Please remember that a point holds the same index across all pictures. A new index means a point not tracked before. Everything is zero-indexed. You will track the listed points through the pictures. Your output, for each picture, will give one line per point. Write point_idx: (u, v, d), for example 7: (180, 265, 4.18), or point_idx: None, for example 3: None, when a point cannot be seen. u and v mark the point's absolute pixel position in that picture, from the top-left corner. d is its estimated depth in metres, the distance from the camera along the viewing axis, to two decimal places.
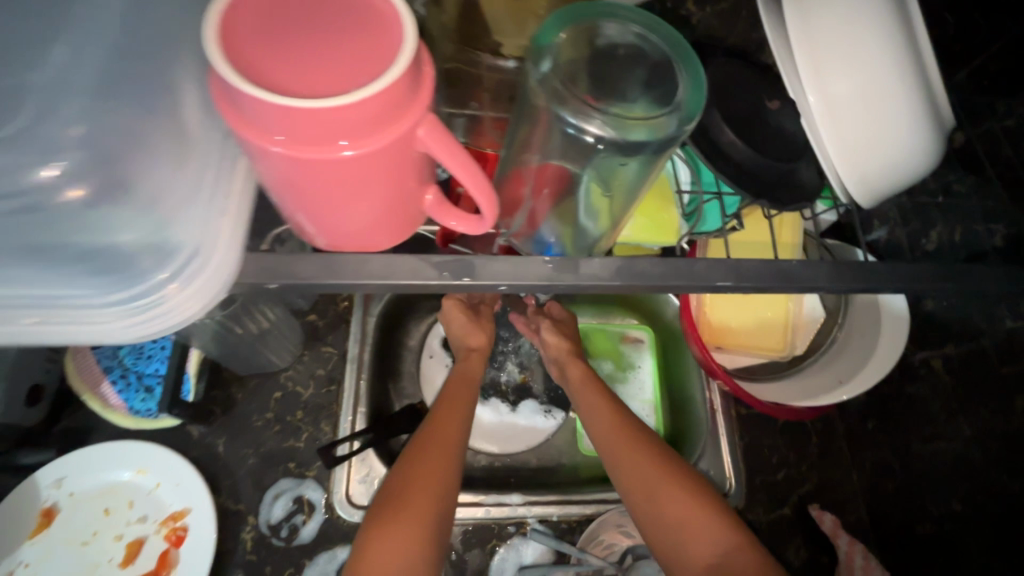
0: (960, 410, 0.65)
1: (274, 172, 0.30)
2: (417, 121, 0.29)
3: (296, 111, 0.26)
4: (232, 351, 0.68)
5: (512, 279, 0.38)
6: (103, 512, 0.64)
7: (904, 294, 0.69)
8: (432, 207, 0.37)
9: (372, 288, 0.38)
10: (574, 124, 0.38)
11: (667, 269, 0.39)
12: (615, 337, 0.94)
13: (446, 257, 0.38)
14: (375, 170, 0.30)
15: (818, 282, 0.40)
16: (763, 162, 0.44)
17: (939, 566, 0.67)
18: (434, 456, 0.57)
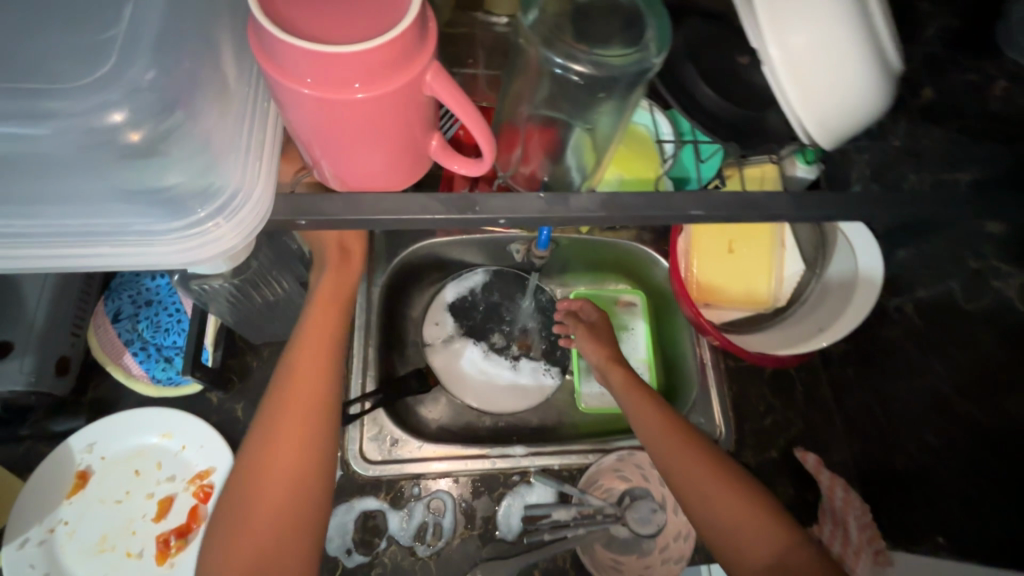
0: (930, 347, 0.70)
1: (301, 116, 0.34)
2: (424, 68, 0.33)
3: (322, 56, 0.30)
4: (247, 317, 0.74)
5: (511, 213, 0.41)
6: (134, 473, 0.69)
7: (860, 221, 0.75)
8: (437, 153, 0.40)
9: (385, 225, 0.41)
10: (561, 64, 0.43)
11: (645, 200, 0.43)
12: (609, 301, 0.98)
13: (451, 194, 0.41)
14: (388, 114, 0.34)
15: (787, 213, 0.44)
16: (736, 111, 0.48)
17: (914, 493, 0.72)
18: (279, 463, 0.55)
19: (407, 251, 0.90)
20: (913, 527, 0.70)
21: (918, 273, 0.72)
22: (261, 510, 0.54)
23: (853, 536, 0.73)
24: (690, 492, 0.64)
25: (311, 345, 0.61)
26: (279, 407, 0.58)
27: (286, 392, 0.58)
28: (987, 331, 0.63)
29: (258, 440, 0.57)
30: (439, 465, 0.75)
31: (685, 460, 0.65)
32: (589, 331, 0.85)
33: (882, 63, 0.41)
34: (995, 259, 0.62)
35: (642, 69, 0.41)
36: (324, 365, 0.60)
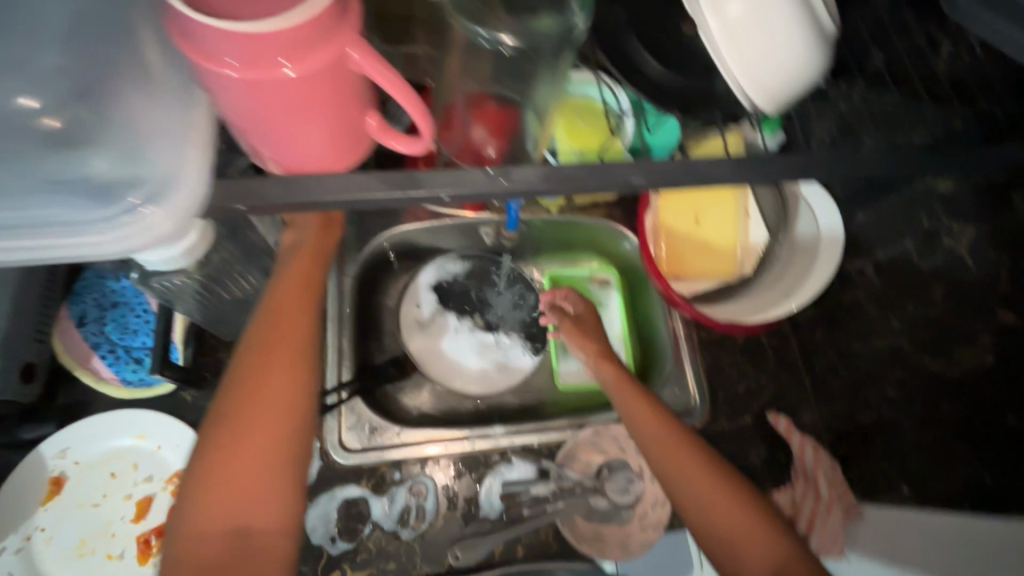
0: (891, 307, 0.73)
1: (230, 99, 0.34)
2: (348, 45, 0.33)
3: (240, 36, 0.30)
4: (217, 311, 0.74)
5: (454, 188, 0.42)
6: (109, 476, 0.68)
7: (815, 182, 0.77)
8: (375, 132, 0.41)
9: (332, 206, 0.41)
10: (487, 35, 0.43)
11: (588, 170, 0.43)
12: (583, 280, 0.99)
13: (390, 172, 0.41)
14: (319, 91, 0.34)
15: (731, 176, 0.46)
16: (682, 82, 0.48)
17: (879, 446, 0.75)
18: (251, 443, 0.53)
19: (379, 237, 0.89)
20: (877, 478, 0.73)
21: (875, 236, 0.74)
22: (237, 472, 0.52)
23: (823, 493, 0.75)
24: (684, 495, 0.61)
25: (287, 320, 0.58)
26: (251, 381, 0.55)
27: (258, 364, 0.55)
28: (939, 286, 0.68)
29: (237, 398, 0.54)
30: (432, 449, 0.76)
31: (681, 463, 0.63)
32: (577, 326, 0.84)
33: (815, 27, 0.41)
34: (944, 218, 0.68)
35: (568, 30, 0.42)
36: (303, 337, 0.57)
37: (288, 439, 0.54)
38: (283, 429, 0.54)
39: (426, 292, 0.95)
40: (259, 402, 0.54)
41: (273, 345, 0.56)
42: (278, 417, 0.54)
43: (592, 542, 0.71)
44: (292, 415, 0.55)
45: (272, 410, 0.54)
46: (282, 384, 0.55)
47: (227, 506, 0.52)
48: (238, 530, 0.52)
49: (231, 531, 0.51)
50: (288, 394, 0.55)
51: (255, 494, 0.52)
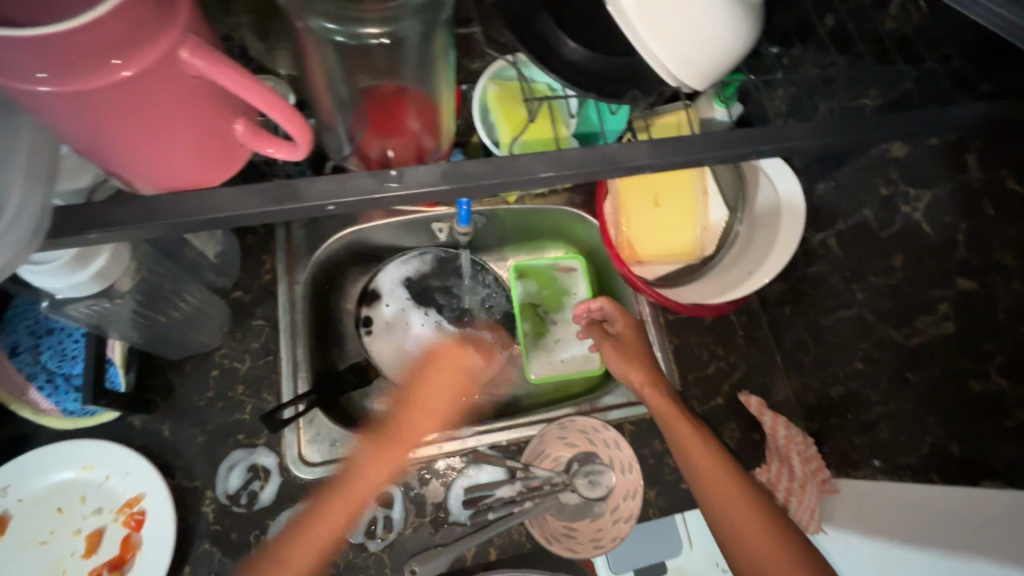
0: (853, 279, 0.71)
1: (60, 116, 0.31)
2: (177, 41, 0.30)
3: (43, 39, 0.26)
4: (156, 334, 0.70)
5: (338, 197, 0.38)
6: (56, 511, 0.66)
7: (777, 157, 0.73)
8: (245, 137, 0.37)
9: (217, 224, 0.37)
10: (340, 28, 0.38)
11: (489, 168, 0.37)
12: (549, 267, 0.95)
13: (266, 184, 0.37)
14: (159, 94, 0.31)
15: (649, 164, 0.38)
16: (605, 61, 0.43)
17: (849, 419, 0.74)
18: (302, 551, 0.67)
19: (329, 240, 0.85)
20: (854, 454, 0.73)
21: (835, 206, 0.72)
22: (291, 556, 0.67)
23: (797, 470, 0.76)
24: (728, 532, 0.63)
25: (358, 486, 0.71)
26: (326, 492, 0.71)
27: (338, 480, 0.72)
28: (899, 254, 0.64)
29: (310, 513, 0.69)
30: (408, 454, 0.74)
31: (722, 496, 0.64)
32: (616, 344, 0.79)
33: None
34: (901, 184, 0.63)
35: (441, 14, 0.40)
36: (373, 485, 0.71)
37: (327, 544, 0.68)
38: (330, 539, 0.68)
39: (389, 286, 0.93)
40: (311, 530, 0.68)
41: (338, 497, 0.70)
42: (319, 544, 0.67)
43: (564, 539, 0.69)
44: (330, 541, 0.68)
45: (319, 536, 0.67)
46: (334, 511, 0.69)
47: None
48: None
49: None
50: (330, 536, 0.68)
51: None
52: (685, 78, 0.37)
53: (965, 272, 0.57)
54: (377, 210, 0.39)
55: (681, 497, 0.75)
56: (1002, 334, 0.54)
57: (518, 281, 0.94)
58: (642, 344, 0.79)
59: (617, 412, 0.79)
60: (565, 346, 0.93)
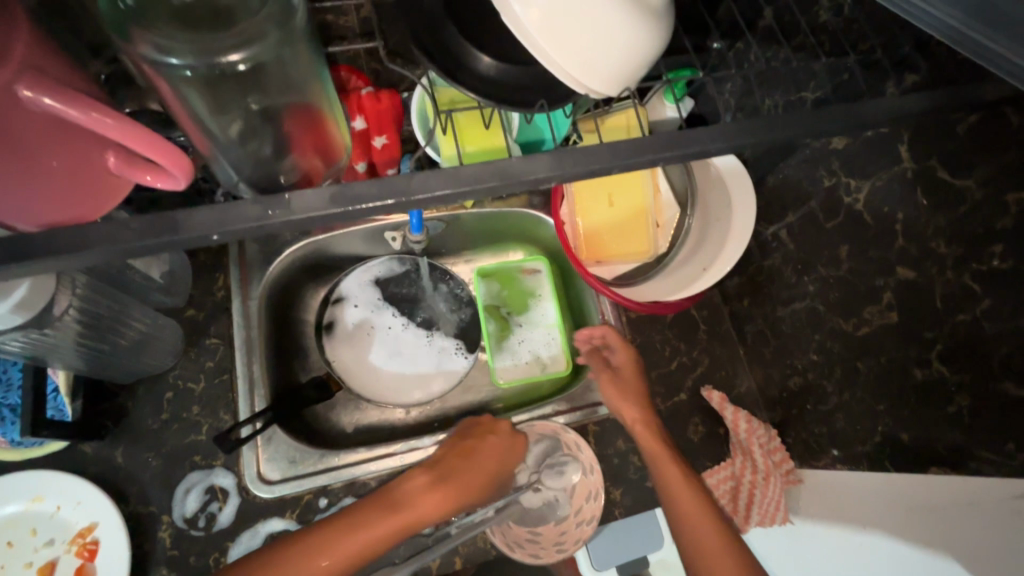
0: (804, 270, 0.71)
1: None
2: (12, 78, 0.29)
3: None
4: (103, 361, 0.69)
5: (223, 227, 0.34)
6: (6, 545, 0.65)
7: (733, 154, 0.72)
8: (121, 167, 0.35)
9: (90, 261, 0.34)
10: (183, 63, 0.35)
11: (384, 187, 0.35)
12: (514, 269, 0.95)
13: (142, 216, 0.34)
14: (6, 131, 0.30)
15: (549, 178, 0.36)
16: (512, 70, 0.40)
17: (808, 410, 0.74)
18: None
19: (283, 255, 0.83)
20: (815, 444, 0.73)
21: (784, 198, 0.72)
22: None
23: (760, 463, 0.77)
24: (693, 556, 0.61)
25: (409, 508, 0.59)
26: (354, 521, 0.56)
27: (375, 507, 0.58)
28: (844, 245, 0.64)
29: (329, 532, 0.55)
30: (371, 467, 0.74)
31: (693, 522, 0.63)
32: (614, 379, 0.76)
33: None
34: (842, 174, 0.63)
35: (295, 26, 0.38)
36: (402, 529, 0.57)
37: None
38: None
39: (350, 296, 0.91)
40: (303, 548, 0.53)
41: (348, 529, 0.55)
42: None
43: (528, 545, 0.70)
44: None
45: None
46: (350, 537, 0.54)
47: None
48: None
49: None
50: None
51: None
52: (594, 87, 0.38)
53: (904, 262, 0.57)
54: (272, 237, 0.36)
55: (647, 496, 0.74)
56: (940, 323, 0.54)
57: (481, 280, 0.93)
58: (641, 380, 0.76)
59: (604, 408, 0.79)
60: (529, 348, 0.92)
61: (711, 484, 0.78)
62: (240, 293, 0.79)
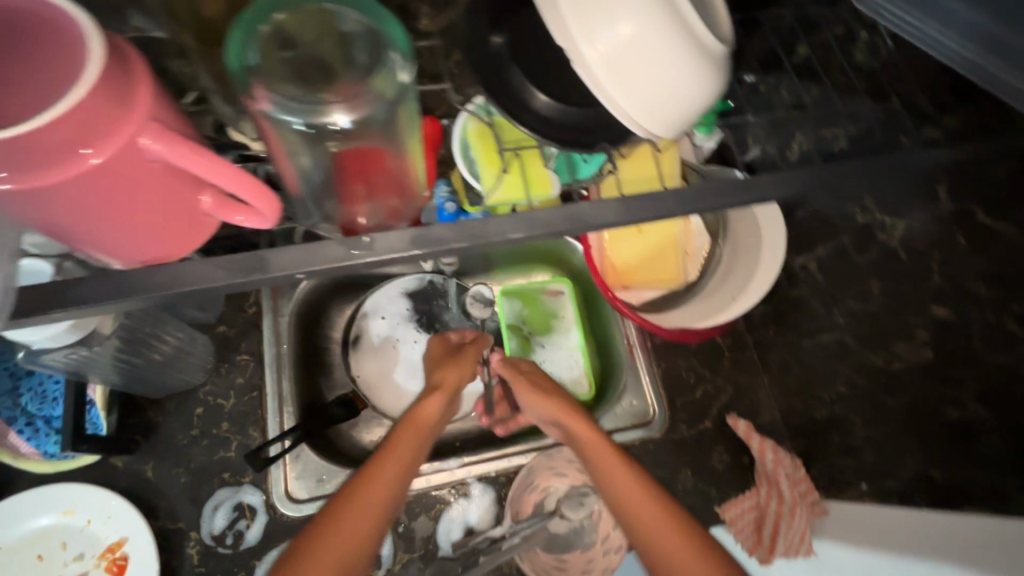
0: (833, 302, 0.71)
1: (29, 210, 0.31)
2: (137, 129, 0.30)
3: (7, 141, 0.27)
4: (138, 376, 0.69)
5: (308, 266, 0.37)
6: (36, 558, 0.65)
7: (777, 204, 0.73)
8: (214, 208, 0.36)
9: (186, 297, 0.37)
10: (301, 120, 0.37)
11: (461, 233, 0.38)
12: (537, 290, 0.95)
13: (233, 256, 0.37)
14: (125, 180, 0.31)
15: (617, 222, 0.38)
16: (574, 112, 0.40)
17: (834, 442, 0.74)
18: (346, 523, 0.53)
19: None
20: (840, 477, 0.73)
21: (813, 232, 0.73)
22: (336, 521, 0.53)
23: (786, 493, 0.75)
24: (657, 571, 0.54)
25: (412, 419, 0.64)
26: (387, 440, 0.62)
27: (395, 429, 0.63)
28: (875, 280, 0.65)
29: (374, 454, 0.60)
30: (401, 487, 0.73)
31: (653, 533, 0.56)
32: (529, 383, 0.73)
33: (704, 34, 0.36)
34: (877, 212, 0.64)
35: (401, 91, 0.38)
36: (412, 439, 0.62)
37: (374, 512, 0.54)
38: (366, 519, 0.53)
39: (374, 313, 0.91)
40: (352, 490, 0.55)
41: (385, 464, 0.58)
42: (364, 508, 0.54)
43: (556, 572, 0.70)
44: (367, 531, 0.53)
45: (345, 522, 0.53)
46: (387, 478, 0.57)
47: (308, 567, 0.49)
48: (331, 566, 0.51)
49: None
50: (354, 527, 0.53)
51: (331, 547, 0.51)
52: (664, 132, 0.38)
53: (939, 301, 0.58)
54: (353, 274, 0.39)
55: None
56: (972, 364, 0.55)
57: (504, 300, 0.94)
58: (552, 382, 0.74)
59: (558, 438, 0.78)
60: (551, 368, 0.92)
61: (735, 514, 0.78)
62: (271, 310, 0.81)
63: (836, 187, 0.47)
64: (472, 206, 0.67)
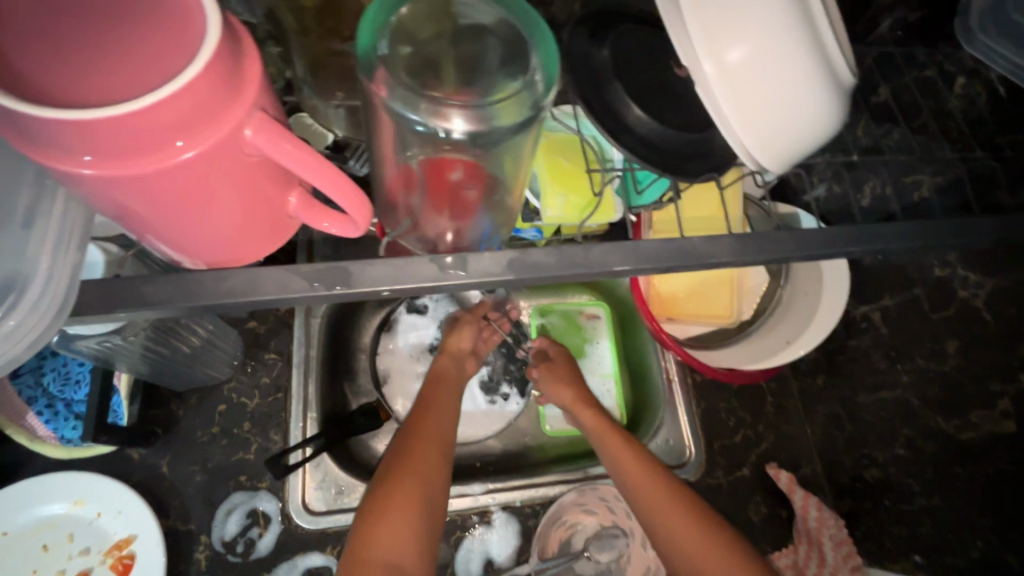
0: (897, 358, 0.67)
1: (105, 197, 0.27)
2: (241, 119, 0.27)
3: (100, 123, 0.23)
4: (165, 368, 0.66)
5: (396, 282, 0.36)
6: (42, 548, 0.62)
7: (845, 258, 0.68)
8: (299, 210, 0.34)
9: (255, 306, 0.36)
10: (421, 121, 0.34)
11: (563, 259, 0.37)
12: (573, 315, 0.91)
13: (316, 265, 0.36)
14: (216, 175, 0.28)
15: (727, 261, 0.38)
16: (670, 133, 0.38)
17: (885, 508, 0.69)
18: (408, 478, 0.60)
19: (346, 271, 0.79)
20: (890, 546, 0.68)
21: (882, 280, 0.69)
22: (401, 479, 0.59)
23: (829, 558, 0.71)
24: (677, 558, 0.60)
25: (443, 395, 0.72)
26: (424, 411, 0.68)
27: (428, 400, 0.70)
28: (954, 339, 0.61)
29: (414, 422, 0.67)
30: None
31: (674, 523, 0.61)
32: (549, 371, 0.80)
33: (837, 69, 0.33)
34: (960, 266, 0.61)
35: (537, 106, 0.35)
36: (449, 412, 0.70)
37: (434, 473, 0.62)
38: (425, 479, 0.61)
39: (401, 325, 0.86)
40: (400, 484, 0.59)
41: (426, 434, 0.65)
42: (425, 468, 0.61)
43: None
44: (427, 486, 0.60)
45: (413, 477, 0.60)
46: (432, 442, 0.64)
47: (382, 553, 0.55)
48: (405, 518, 0.57)
49: (377, 530, 0.56)
50: (418, 482, 0.60)
51: (399, 500, 0.58)
52: (773, 166, 0.34)
53: None
54: (441, 293, 0.38)
55: None
56: None
57: (540, 324, 0.90)
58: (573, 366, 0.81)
59: (595, 468, 0.75)
60: None
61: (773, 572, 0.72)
62: (303, 309, 0.78)
63: (941, 245, 0.44)
64: (522, 221, 0.57)
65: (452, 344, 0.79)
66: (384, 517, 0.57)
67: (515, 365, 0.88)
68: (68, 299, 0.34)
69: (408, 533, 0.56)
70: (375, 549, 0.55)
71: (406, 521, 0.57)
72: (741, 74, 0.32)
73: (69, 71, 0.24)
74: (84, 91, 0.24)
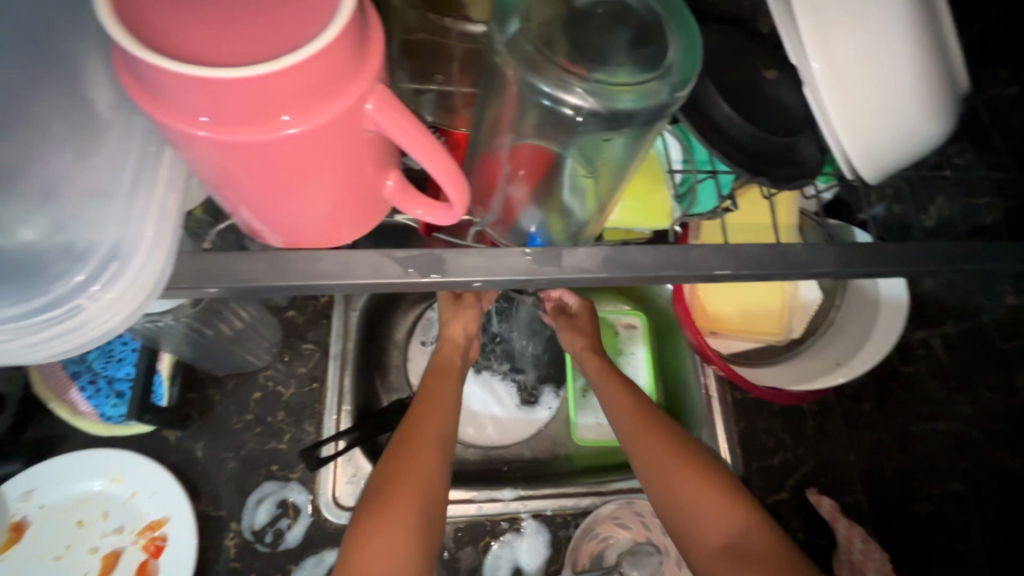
0: (958, 388, 0.64)
1: (215, 162, 0.27)
2: (364, 91, 0.26)
3: (230, 84, 0.23)
4: (208, 351, 0.66)
5: (487, 275, 0.36)
6: (76, 524, 0.62)
7: (904, 280, 0.66)
8: (393, 194, 0.34)
9: (333, 290, 0.35)
10: (550, 94, 0.33)
11: (659, 257, 0.36)
12: (611, 325, 0.90)
13: (411, 252, 0.35)
14: (326, 149, 0.27)
15: (834, 272, 0.38)
16: (761, 135, 0.39)
17: (937, 546, 0.65)
18: (415, 454, 0.58)
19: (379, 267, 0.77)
20: None
21: (944, 307, 0.66)
22: (408, 457, 0.58)
23: None
24: (670, 511, 0.57)
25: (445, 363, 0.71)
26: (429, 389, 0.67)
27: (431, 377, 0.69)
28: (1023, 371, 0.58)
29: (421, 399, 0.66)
30: (461, 493, 0.70)
31: (672, 470, 0.58)
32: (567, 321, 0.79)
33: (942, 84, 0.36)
34: None
35: (672, 97, 0.33)
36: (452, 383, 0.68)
37: (438, 446, 0.60)
38: (430, 452, 0.59)
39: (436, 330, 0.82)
40: (407, 463, 0.57)
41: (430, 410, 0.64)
42: (430, 442, 0.60)
43: None
44: (432, 459, 0.59)
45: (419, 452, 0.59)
46: (438, 416, 0.63)
47: (383, 532, 0.52)
48: (410, 495, 0.55)
49: (380, 508, 0.54)
50: (426, 462, 0.58)
51: (404, 474, 0.57)
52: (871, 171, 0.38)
53: None
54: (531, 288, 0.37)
55: None
56: None
57: None
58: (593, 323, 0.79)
59: (620, 482, 0.73)
60: None
61: None
62: (342, 301, 0.77)
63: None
64: None
65: (453, 332, 0.74)
66: (390, 497, 0.55)
67: (546, 368, 0.86)
68: (169, 267, 0.33)
69: (409, 509, 0.54)
70: (376, 525, 0.53)
71: (412, 497, 0.55)
72: (851, 83, 0.36)
73: (201, 30, 0.24)
74: (216, 51, 0.23)
